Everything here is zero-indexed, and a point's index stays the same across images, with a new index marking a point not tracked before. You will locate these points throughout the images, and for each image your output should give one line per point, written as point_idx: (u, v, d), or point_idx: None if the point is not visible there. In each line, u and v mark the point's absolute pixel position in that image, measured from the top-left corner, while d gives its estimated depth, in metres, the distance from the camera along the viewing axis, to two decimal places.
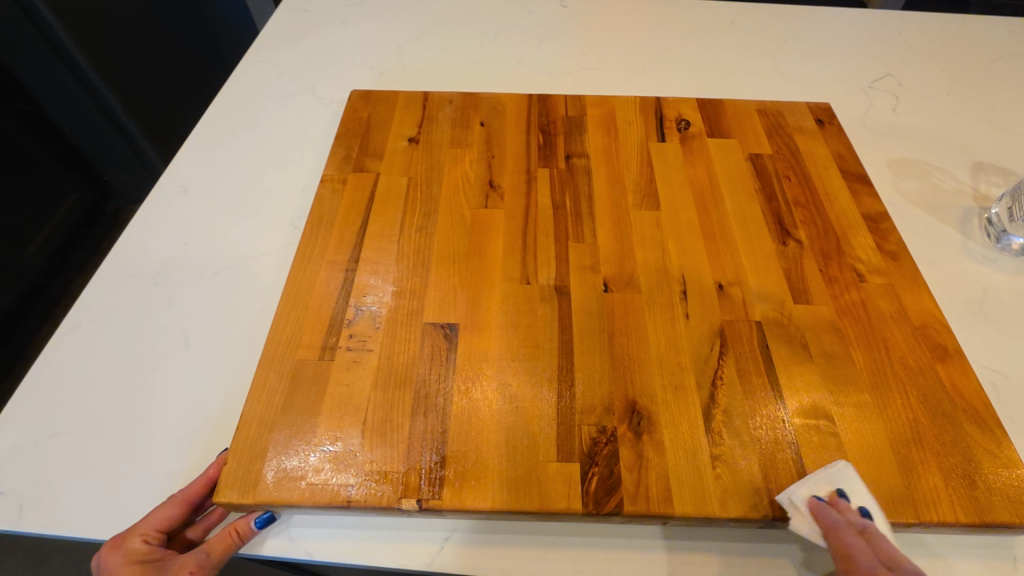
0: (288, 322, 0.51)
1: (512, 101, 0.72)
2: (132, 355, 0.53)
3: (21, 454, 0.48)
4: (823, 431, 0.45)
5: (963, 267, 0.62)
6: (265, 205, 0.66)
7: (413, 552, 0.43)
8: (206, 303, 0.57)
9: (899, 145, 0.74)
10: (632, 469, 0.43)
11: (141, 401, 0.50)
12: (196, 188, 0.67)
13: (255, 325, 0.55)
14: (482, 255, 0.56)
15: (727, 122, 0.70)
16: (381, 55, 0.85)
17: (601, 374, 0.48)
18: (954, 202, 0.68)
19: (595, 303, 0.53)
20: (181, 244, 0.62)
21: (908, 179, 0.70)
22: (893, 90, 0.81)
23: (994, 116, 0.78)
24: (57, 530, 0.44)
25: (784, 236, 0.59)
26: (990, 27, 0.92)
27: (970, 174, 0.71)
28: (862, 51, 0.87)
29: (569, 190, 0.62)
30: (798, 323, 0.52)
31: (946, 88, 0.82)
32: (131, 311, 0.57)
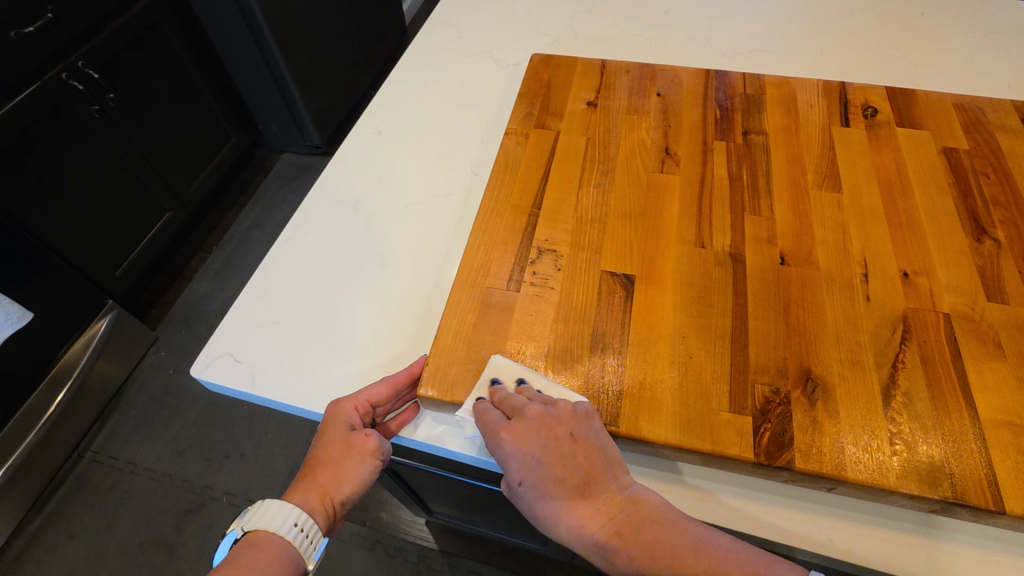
0: (478, 253, 0.57)
1: (688, 74, 0.73)
2: (338, 266, 0.61)
3: (250, 333, 0.56)
4: (1016, 430, 0.44)
5: None
6: (449, 151, 0.72)
7: None
8: (399, 231, 0.64)
9: None
10: (806, 431, 0.44)
11: (347, 306, 0.58)
12: (389, 130, 0.74)
13: (442, 256, 0.61)
14: (658, 215, 0.59)
15: (919, 113, 0.67)
16: (555, 24, 0.88)
17: (776, 340, 0.49)
18: None
19: (770, 273, 0.54)
20: (376, 177, 0.69)
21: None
22: None
23: None
24: (282, 400, 0.52)
25: (980, 233, 0.56)
26: None
27: None
28: None
29: (746, 164, 0.63)
30: (991, 321, 0.50)
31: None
32: (335, 228, 0.64)
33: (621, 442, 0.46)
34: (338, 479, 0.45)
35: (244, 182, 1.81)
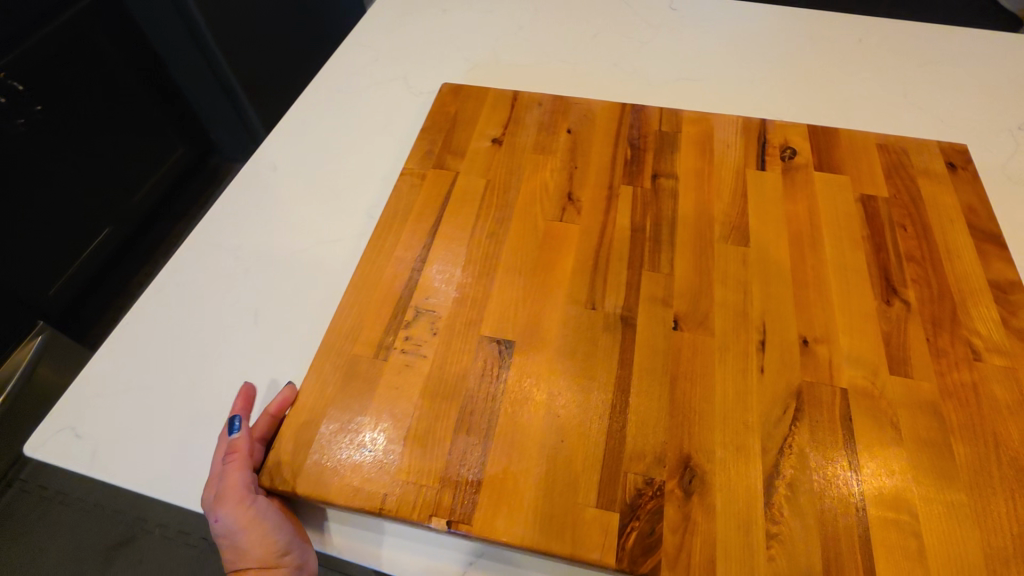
0: (349, 314, 0.52)
1: (604, 110, 0.68)
2: (205, 322, 0.56)
3: (97, 403, 0.52)
4: (904, 529, 0.40)
5: None
6: (345, 188, 0.67)
7: (444, 572, 0.42)
8: (275, 284, 0.59)
9: None
10: (676, 530, 0.40)
11: (207, 370, 0.53)
12: (286, 163, 0.70)
13: (318, 313, 0.57)
14: (550, 270, 0.54)
15: (840, 155, 0.63)
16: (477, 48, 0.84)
17: (656, 420, 0.45)
18: None
19: (660, 340, 0.50)
20: (262, 219, 0.64)
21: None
22: None
23: None
24: (118, 481, 0.47)
25: (889, 295, 0.52)
26: None
27: None
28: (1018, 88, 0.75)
29: (651, 212, 0.59)
30: (890, 398, 0.46)
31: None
32: (205, 278, 0.59)
33: (478, 540, 0.41)
34: (248, 543, 0.41)
35: (196, 193, 1.64)
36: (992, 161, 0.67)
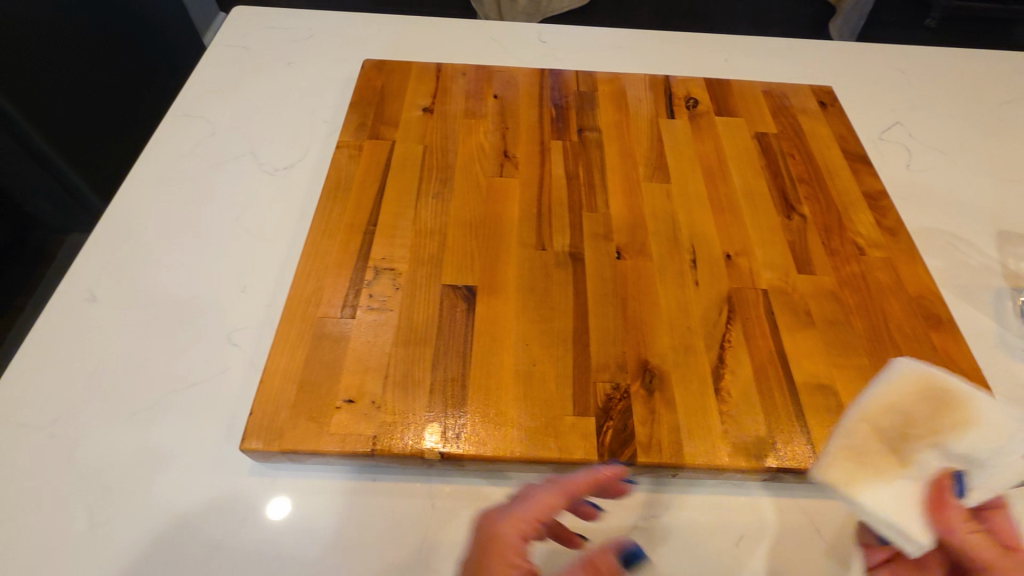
0: (307, 281, 0.52)
1: (525, 76, 0.73)
2: (34, 489, 0.43)
3: None
4: (826, 392, 0.48)
5: (960, 261, 0.63)
6: (246, 223, 0.61)
7: (416, 499, 0.44)
8: (138, 398, 0.48)
9: (917, 209, 0.68)
10: (645, 422, 0.45)
11: (44, 555, 0.41)
12: (142, 231, 0.60)
13: (210, 404, 0.48)
14: (498, 221, 0.58)
15: (734, 102, 0.72)
16: (389, 28, 0.85)
17: (613, 335, 0.50)
18: (984, 283, 0.62)
19: (607, 269, 0.55)
20: (114, 320, 0.53)
21: (936, 205, 0.69)
22: (903, 142, 0.76)
23: (997, 149, 0.76)
24: None
25: (788, 210, 0.61)
26: (990, 64, 0.88)
27: (996, 246, 0.65)
28: (871, 96, 0.82)
29: (582, 161, 0.63)
30: (801, 292, 0.54)
31: (978, 115, 0.80)
32: (127, 280, 0.56)
33: (470, 463, 0.44)
34: None
35: None
36: (864, 135, 0.76)
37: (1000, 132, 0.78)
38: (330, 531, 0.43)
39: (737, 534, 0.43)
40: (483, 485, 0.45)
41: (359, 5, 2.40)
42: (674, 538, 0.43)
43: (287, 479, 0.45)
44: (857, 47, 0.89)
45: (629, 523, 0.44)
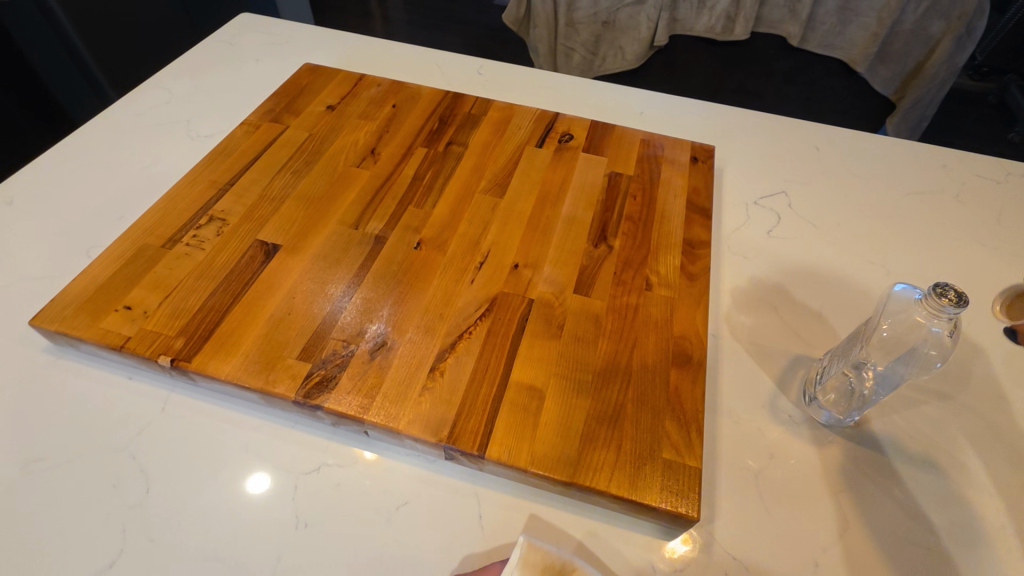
0: (154, 215, 0.63)
1: (428, 93, 0.82)
2: None
3: None
4: (532, 394, 0.51)
5: (769, 325, 0.63)
6: (151, 170, 0.74)
7: (152, 399, 0.53)
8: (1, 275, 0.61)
9: (755, 271, 0.69)
10: (351, 379, 0.51)
11: None
12: (75, 161, 0.75)
13: (47, 291, 0.60)
14: (332, 200, 0.66)
15: (606, 143, 0.77)
16: (353, 44, 0.98)
17: (371, 307, 0.56)
18: (783, 347, 0.61)
19: (399, 254, 0.61)
20: (19, 220, 0.67)
21: (775, 270, 0.69)
22: (778, 210, 0.76)
23: (876, 235, 0.74)
24: None
25: (599, 240, 0.64)
26: (920, 157, 0.86)
27: (817, 318, 0.64)
28: (770, 165, 0.83)
29: (434, 168, 0.71)
30: (565, 308, 0.57)
31: (877, 201, 0.79)
32: (43, 193, 0.71)
33: (197, 377, 0.52)
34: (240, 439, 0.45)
35: None
36: (740, 197, 0.78)
37: (891, 221, 0.76)
38: (73, 406, 0.51)
39: (400, 499, 0.48)
40: (211, 401, 0.53)
41: (438, 40, 2.66)
42: (344, 487, 0.48)
43: (65, 361, 0.55)
44: (784, 119, 0.90)
45: (313, 465, 0.49)
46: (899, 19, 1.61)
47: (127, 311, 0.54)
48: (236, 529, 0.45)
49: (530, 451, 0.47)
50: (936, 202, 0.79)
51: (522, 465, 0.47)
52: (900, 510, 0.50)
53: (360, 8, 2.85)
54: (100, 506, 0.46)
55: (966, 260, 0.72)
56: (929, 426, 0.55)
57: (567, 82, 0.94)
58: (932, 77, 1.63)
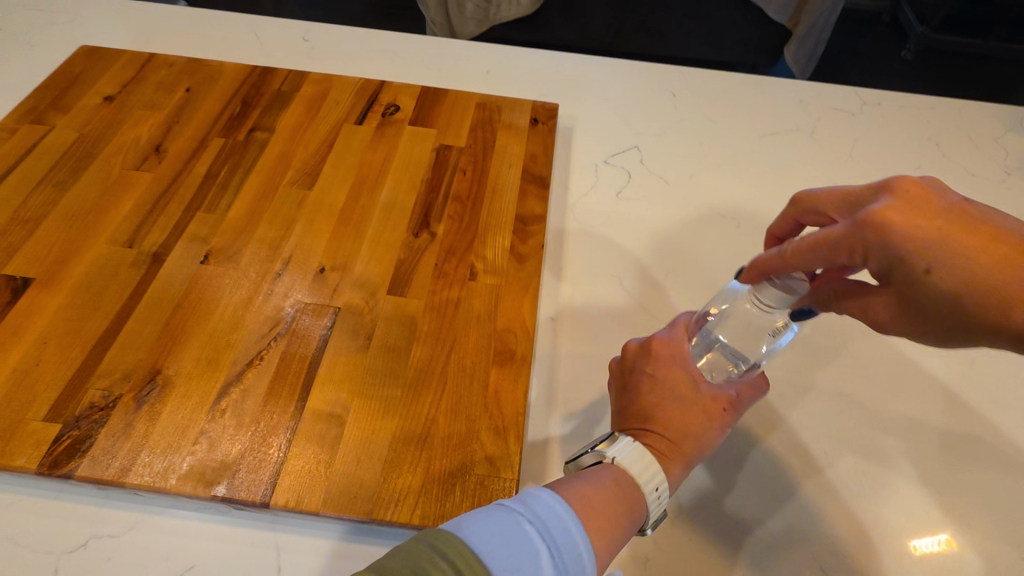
0: None
1: (232, 72, 0.71)
2: None
3: None
4: (329, 423, 0.45)
5: (614, 299, 0.59)
6: None
7: None
8: None
9: (600, 240, 0.64)
10: (110, 437, 0.43)
11: None
12: None
13: None
14: (103, 215, 0.56)
15: (436, 112, 0.69)
16: (151, 18, 0.84)
17: (142, 342, 0.48)
18: (626, 322, 0.57)
19: (181, 272, 0.52)
20: None
21: (622, 236, 0.65)
22: (629, 168, 0.71)
23: (729, 185, 0.71)
24: None
25: (421, 228, 0.58)
26: (778, 95, 0.83)
27: (662, 285, 0.61)
28: (623, 118, 0.77)
29: (231, 162, 0.61)
30: (375, 314, 0.51)
31: (731, 148, 0.75)
32: None
33: None
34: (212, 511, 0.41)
35: None
36: (588, 157, 0.72)
37: (744, 169, 0.73)
38: None
39: (185, 564, 0.42)
40: None
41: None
42: (117, 562, 0.42)
43: None
44: (639, 65, 0.84)
45: (78, 540, 0.42)
46: None
47: None
48: None
49: (323, 491, 0.42)
50: (790, 143, 0.76)
51: (313, 509, 0.41)
52: (738, 526, 0.45)
53: None
54: None
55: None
56: (774, 411, 0.51)
57: (404, 43, 0.85)
58: (823, 1, 1.66)
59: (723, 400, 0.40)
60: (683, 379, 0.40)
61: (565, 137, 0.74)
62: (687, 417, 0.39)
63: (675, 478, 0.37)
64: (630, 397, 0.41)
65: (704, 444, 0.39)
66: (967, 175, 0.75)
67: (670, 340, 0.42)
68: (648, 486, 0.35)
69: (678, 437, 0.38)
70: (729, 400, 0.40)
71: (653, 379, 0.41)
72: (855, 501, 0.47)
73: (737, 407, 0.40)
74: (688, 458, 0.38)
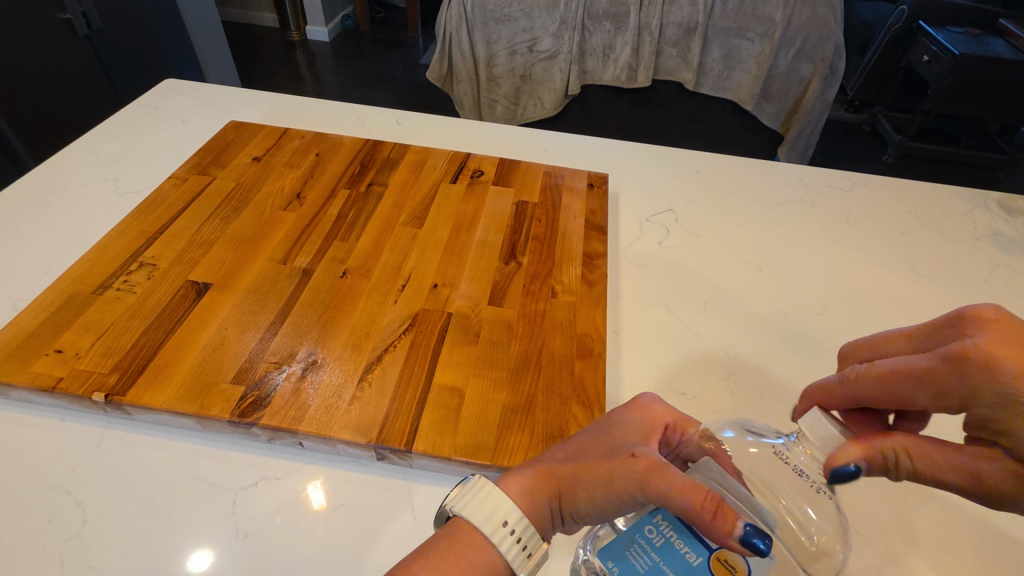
0: (82, 266, 0.66)
1: (350, 143, 0.90)
2: None
3: None
4: (453, 394, 0.57)
5: (664, 321, 0.73)
6: (78, 225, 0.77)
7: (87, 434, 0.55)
8: None
9: (648, 277, 0.78)
10: (284, 397, 0.55)
11: None
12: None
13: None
14: (260, 241, 0.71)
15: (513, 176, 0.86)
16: (277, 102, 1.05)
17: (302, 331, 0.61)
18: (675, 339, 0.70)
19: (327, 283, 0.66)
20: None
21: (667, 274, 0.79)
22: (667, 225, 0.87)
23: (749, 240, 0.87)
24: None
25: (509, 258, 0.72)
26: (782, 175, 1.01)
27: (703, 312, 0.75)
28: (658, 188, 0.95)
29: (357, 206, 0.78)
30: (480, 318, 0.64)
31: (749, 212, 0.92)
32: None
33: (131, 410, 0.54)
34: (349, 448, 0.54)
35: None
36: (633, 216, 0.88)
37: (761, 229, 0.89)
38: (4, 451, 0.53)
39: (337, 501, 0.52)
40: (147, 433, 0.55)
41: (365, 97, 2.78)
42: (283, 498, 0.52)
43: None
44: (668, 149, 1.04)
45: (250, 481, 0.53)
46: (775, 64, 1.89)
47: (59, 353, 0.56)
48: (176, 547, 0.48)
49: (452, 442, 0.53)
50: (797, 212, 0.93)
51: (445, 454, 0.52)
52: None
53: (290, 71, 2.96)
54: (37, 541, 0.47)
55: (823, 259, 0.85)
56: None
57: (478, 129, 1.05)
58: (810, 110, 1.92)
59: (641, 455, 0.40)
60: (630, 429, 0.45)
61: (613, 200, 0.91)
62: (594, 469, 0.41)
63: (538, 509, 0.43)
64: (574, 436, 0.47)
65: (593, 497, 0.41)
66: (945, 240, 0.91)
67: (647, 405, 0.46)
68: (496, 528, 0.41)
69: (565, 479, 0.43)
70: (651, 462, 0.39)
71: (611, 429, 0.45)
72: (881, 547, 0.51)
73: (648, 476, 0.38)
74: (565, 497, 0.42)
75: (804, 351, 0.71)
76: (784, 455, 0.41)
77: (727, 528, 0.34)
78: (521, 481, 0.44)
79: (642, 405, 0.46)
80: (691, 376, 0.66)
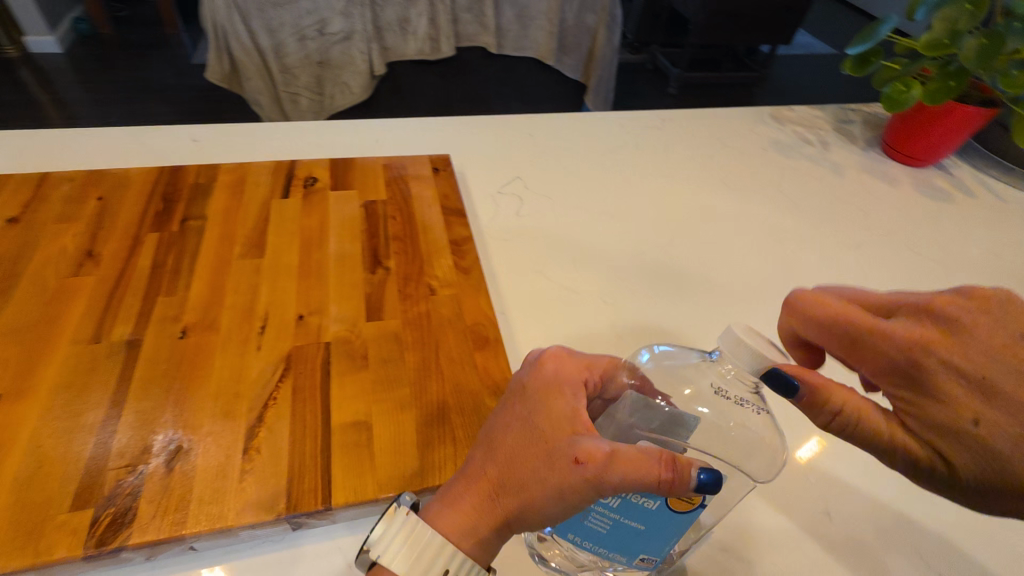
0: None
1: (138, 175, 0.74)
2: None
3: None
4: (359, 428, 0.51)
5: (544, 289, 0.74)
6: None
7: None
8: None
9: (517, 248, 0.79)
10: (152, 502, 0.45)
11: None
12: None
13: None
14: (53, 322, 0.56)
15: (351, 176, 0.79)
16: (14, 141, 0.83)
17: (152, 416, 0.50)
18: (561, 302, 0.72)
19: (166, 351, 0.55)
20: None
21: (534, 242, 0.80)
22: (519, 194, 0.88)
23: (596, 192, 0.91)
24: None
25: (375, 265, 0.67)
26: (608, 124, 1.08)
27: (576, 271, 0.77)
28: (501, 159, 0.95)
29: (174, 250, 0.65)
30: (363, 337, 0.59)
31: (589, 165, 0.96)
32: None
33: None
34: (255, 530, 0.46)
35: None
36: (486, 191, 0.87)
37: (603, 180, 0.94)
38: None
39: None
40: None
41: (135, 114, 2.35)
42: None
43: None
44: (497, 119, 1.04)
45: None
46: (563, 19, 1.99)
47: None
48: None
49: (376, 481, 0.48)
50: (627, 157, 1.00)
51: (372, 496, 0.47)
52: None
53: (18, 97, 2.37)
54: None
55: (658, 198, 0.92)
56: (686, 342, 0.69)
57: (294, 130, 0.94)
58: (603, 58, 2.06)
59: (584, 456, 0.37)
60: (561, 409, 0.41)
61: (461, 180, 0.89)
62: (532, 469, 0.39)
63: (475, 529, 0.39)
64: (493, 423, 0.43)
65: (536, 500, 0.38)
66: (745, 156, 1.05)
67: (557, 367, 0.44)
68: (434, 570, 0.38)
69: (497, 485, 0.39)
70: (598, 459, 0.37)
71: (528, 406, 0.42)
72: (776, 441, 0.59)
73: (601, 470, 0.37)
74: (502, 504, 0.39)
75: (667, 288, 0.77)
76: (721, 389, 0.44)
77: (685, 485, 0.35)
78: (451, 506, 0.40)
79: (548, 362, 0.44)
80: (581, 334, 0.68)
